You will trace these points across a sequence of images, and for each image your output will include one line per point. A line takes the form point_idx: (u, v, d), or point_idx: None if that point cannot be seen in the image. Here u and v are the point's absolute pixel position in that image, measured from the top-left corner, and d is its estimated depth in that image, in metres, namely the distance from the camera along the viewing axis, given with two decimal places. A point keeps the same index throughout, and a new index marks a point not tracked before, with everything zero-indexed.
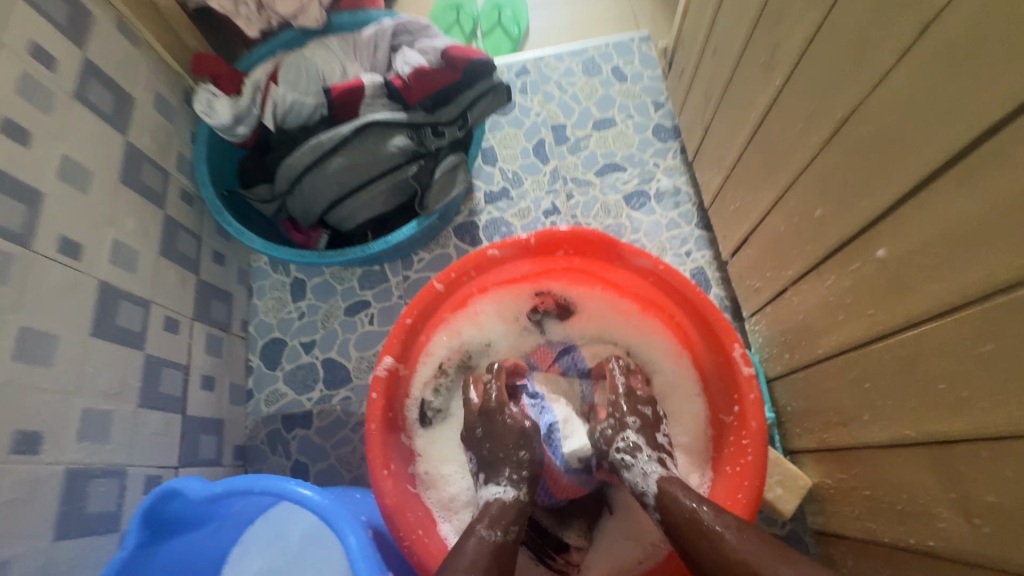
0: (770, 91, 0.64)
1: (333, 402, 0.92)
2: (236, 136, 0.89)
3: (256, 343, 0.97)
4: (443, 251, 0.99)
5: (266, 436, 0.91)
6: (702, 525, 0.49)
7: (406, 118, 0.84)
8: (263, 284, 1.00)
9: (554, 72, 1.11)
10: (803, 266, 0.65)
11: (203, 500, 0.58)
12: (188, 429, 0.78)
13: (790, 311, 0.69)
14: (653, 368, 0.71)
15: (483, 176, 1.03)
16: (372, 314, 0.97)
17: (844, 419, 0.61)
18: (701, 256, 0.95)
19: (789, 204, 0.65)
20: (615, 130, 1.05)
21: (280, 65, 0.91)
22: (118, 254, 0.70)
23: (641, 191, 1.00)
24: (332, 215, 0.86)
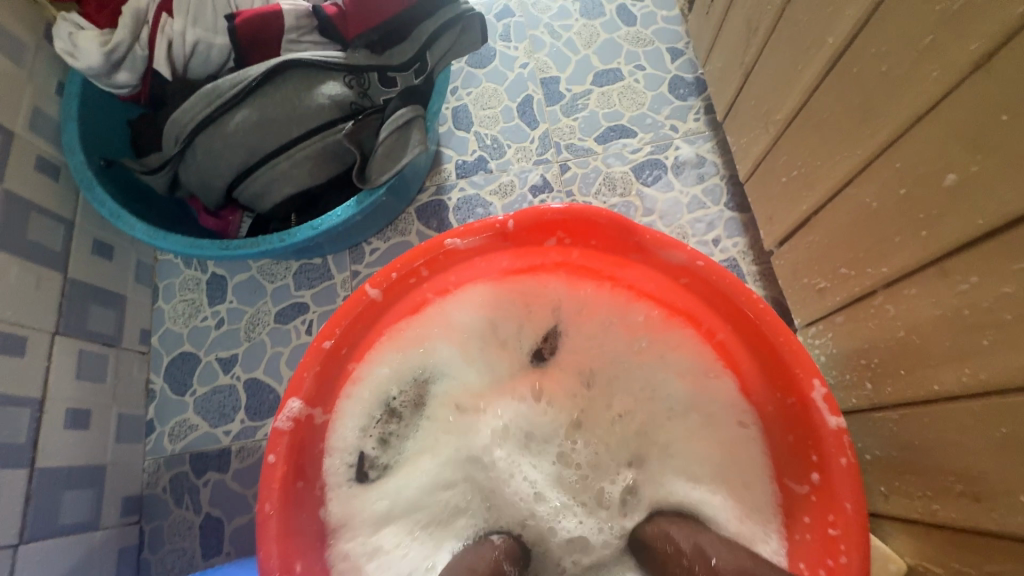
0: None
1: (257, 437, 0.70)
2: (118, 86, 0.67)
3: (161, 359, 0.75)
4: (401, 239, 0.77)
5: (169, 482, 0.70)
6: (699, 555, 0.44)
7: (343, 59, 0.63)
8: (172, 284, 0.78)
9: (544, 12, 0.88)
10: (909, 260, 0.44)
11: None
12: (40, 487, 0.57)
13: (882, 325, 0.48)
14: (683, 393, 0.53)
15: (454, 142, 0.81)
16: (309, 322, 0.75)
17: (978, 493, 0.40)
18: (734, 245, 0.74)
19: (891, 168, 0.43)
20: (621, 85, 0.83)
21: None
22: None
23: (655, 162, 0.78)
24: (242, 192, 0.63)
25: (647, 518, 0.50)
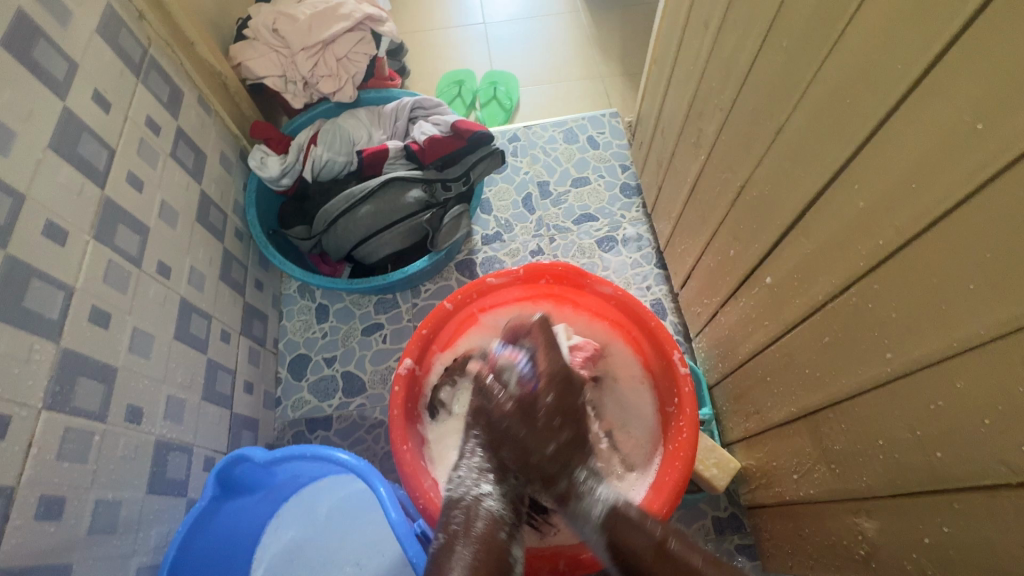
0: (699, 164, 0.88)
1: (350, 408, 1.08)
2: (280, 185, 1.10)
3: (285, 357, 1.13)
4: (445, 282, 1.19)
5: (292, 436, 1.06)
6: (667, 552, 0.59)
7: (422, 176, 1.06)
8: (292, 308, 1.18)
9: (540, 139, 1.36)
10: (725, 292, 0.86)
11: (263, 464, 0.74)
12: (233, 424, 0.94)
13: (720, 328, 0.89)
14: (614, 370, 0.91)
15: (481, 222, 1.25)
16: (385, 335, 1.15)
17: (759, 408, 0.80)
18: (659, 290, 1.16)
19: (715, 245, 0.86)
20: (589, 187, 1.29)
21: (319, 131, 1.13)
22: (193, 276, 0.88)
23: (610, 237, 1.22)
24: (359, 250, 1.05)
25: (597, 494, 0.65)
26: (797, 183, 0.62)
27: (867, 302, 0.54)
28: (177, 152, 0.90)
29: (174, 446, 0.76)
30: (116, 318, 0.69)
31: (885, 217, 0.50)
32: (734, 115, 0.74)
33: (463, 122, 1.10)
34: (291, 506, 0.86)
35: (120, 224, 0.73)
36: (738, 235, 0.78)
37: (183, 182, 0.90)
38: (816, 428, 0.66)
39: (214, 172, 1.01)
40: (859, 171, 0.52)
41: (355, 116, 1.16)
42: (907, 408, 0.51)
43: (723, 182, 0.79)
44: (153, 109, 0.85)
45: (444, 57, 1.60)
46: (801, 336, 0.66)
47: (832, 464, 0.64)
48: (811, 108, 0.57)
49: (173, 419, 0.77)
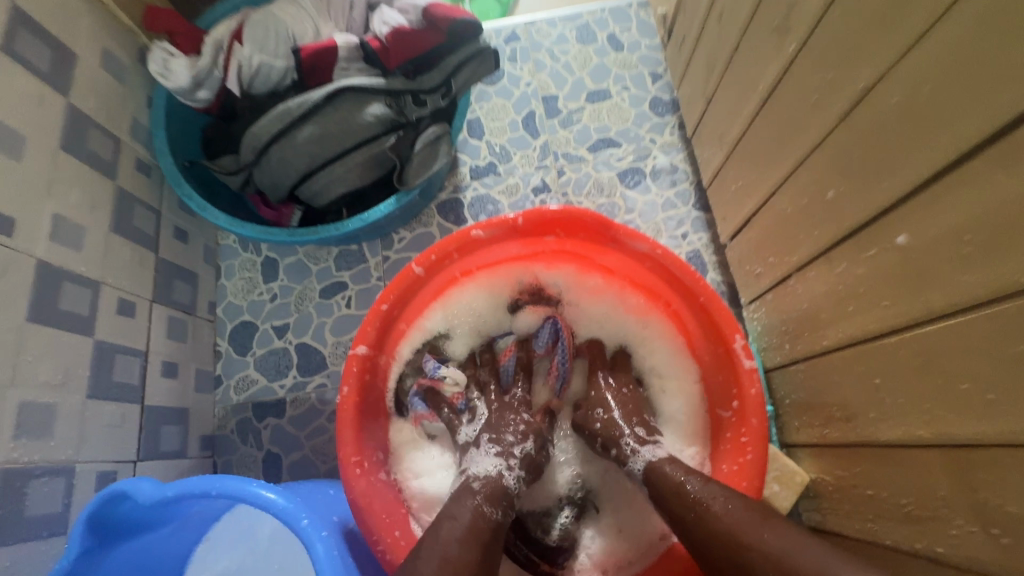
0: (782, 58, 0.59)
1: (308, 389, 0.86)
2: (197, 101, 0.82)
3: (224, 326, 0.90)
4: (425, 230, 0.93)
5: (235, 425, 0.85)
6: (688, 496, 0.51)
7: (384, 84, 0.77)
8: (232, 264, 0.94)
9: (546, 38, 1.04)
10: (809, 252, 0.60)
11: (155, 505, 0.53)
12: (149, 420, 0.72)
13: (794, 299, 0.65)
14: (643, 350, 0.69)
15: (469, 150, 0.97)
16: (349, 297, 0.91)
17: (848, 415, 0.57)
18: (699, 239, 0.90)
19: (798, 183, 0.60)
20: (610, 103, 0.99)
21: (245, 22, 0.82)
22: (61, 230, 0.63)
23: (636, 169, 0.95)
24: (303, 190, 0.79)
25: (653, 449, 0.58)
26: None
27: None
28: (17, 48, 0.61)
29: (39, 472, 0.55)
30: None
31: None
32: None
33: (439, 5, 0.78)
34: (225, 528, 0.64)
35: None
36: (847, 169, 0.51)
37: (32, 93, 0.62)
38: (970, 473, 0.44)
39: (93, 78, 0.73)
40: None
41: (294, 2, 0.85)
42: None
43: (829, 86, 0.52)
44: None
45: None
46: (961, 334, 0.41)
47: (995, 529, 0.43)
48: None
49: (34, 434, 0.56)
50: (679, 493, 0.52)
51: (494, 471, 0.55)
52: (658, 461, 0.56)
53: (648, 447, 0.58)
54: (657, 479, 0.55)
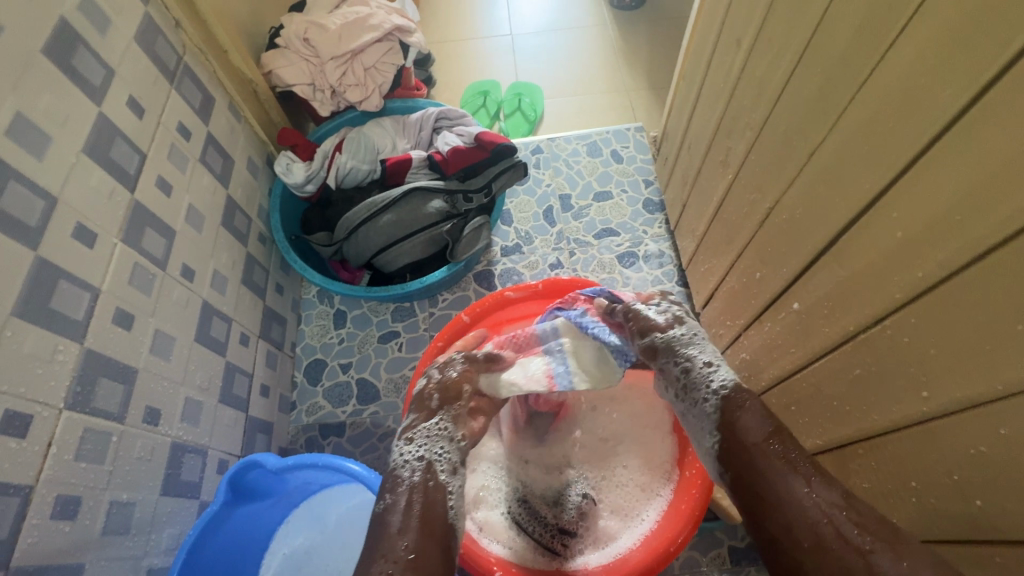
0: (726, 182, 0.86)
1: (364, 415, 1.08)
2: (304, 192, 1.11)
3: (301, 362, 1.14)
4: (463, 293, 1.18)
5: (304, 441, 1.06)
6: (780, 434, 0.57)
7: (444, 186, 1.06)
8: (311, 313, 1.19)
9: (563, 151, 1.35)
10: (749, 315, 0.83)
11: (277, 471, 0.74)
12: (248, 427, 0.94)
13: (743, 351, 0.87)
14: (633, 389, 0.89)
15: (501, 233, 1.24)
16: (401, 343, 1.15)
17: None
18: (680, 308, 1.13)
19: (740, 266, 0.84)
20: (611, 201, 1.27)
21: (344, 138, 1.15)
22: (216, 279, 0.90)
23: (632, 253, 1.20)
24: (379, 258, 1.06)
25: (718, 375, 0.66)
26: (829, 207, 0.59)
27: (903, 337, 0.51)
28: (206, 158, 0.91)
29: (189, 449, 0.77)
30: (139, 320, 0.71)
31: (926, 248, 0.47)
32: (764, 136, 0.72)
33: (486, 133, 1.09)
34: (299, 515, 0.85)
35: (148, 227, 0.75)
36: (765, 258, 0.75)
37: (211, 187, 0.92)
38: (843, 464, 0.63)
39: (241, 176, 1.03)
40: (899, 200, 0.50)
41: (381, 126, 1.17)
42: (945, 452, 0.48)
43: (751, 202, 0.78)
44: (184, 116, 0.87)
45: (471, 67, 1.60)
46: (829, 367, 0.63)
47: (861, 503, 0.61)
48: (847, 130, 0.55)
49: (190, 421, 0.78)
50: (775, 439, 0.58)
51: (427, 458, 0.68)
52: (740, 390, 0.64)
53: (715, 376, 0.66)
54: (734, 413, 0.62)
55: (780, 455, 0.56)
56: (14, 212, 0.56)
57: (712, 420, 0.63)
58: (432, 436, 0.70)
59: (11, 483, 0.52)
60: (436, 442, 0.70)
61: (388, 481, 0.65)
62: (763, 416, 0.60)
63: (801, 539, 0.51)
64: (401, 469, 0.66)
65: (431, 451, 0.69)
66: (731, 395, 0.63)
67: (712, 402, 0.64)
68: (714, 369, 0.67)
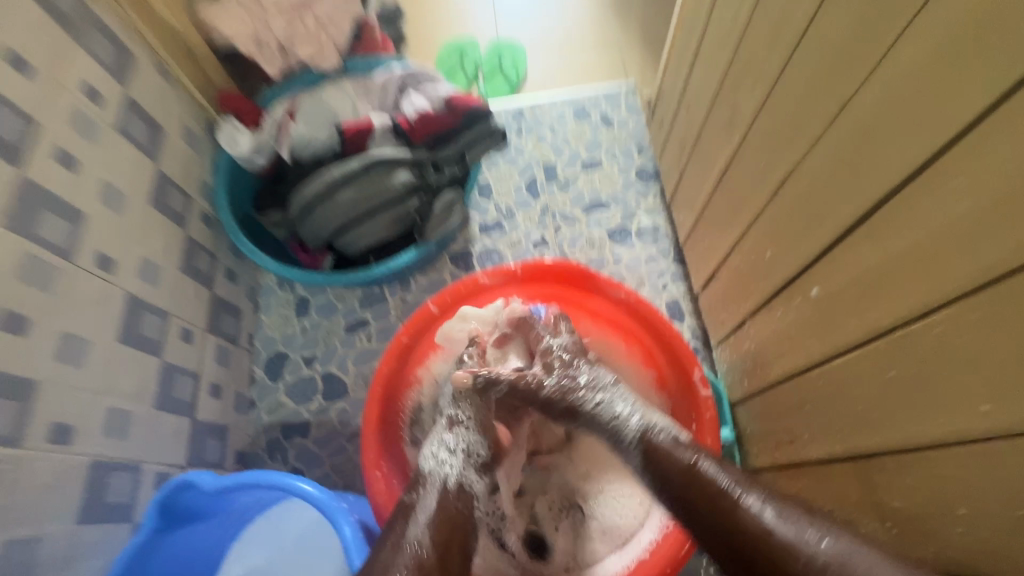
0: (731, 147, 0.75)
1: (331, 414, 0.98)
2: (254, 166, 0.98)
3: (261, 356, 1.03)
4: (438, 276, 1.07)
5: (266, 443, 0.97)
6: (703, 475, 0.53)
7: (410, 156, 0.94)
8: (270, 301, 1.07)
9: (547, 116, 1.22)
10: (757, 299, 0.73)
11: (213, 493, 0.64)
12: (196, 433, 0.84)
13: (747, 341, 0.77)
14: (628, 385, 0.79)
15: (479, 208, 1.12)
16: (370, 333, 1.04)
17: (791, 438, 0.68)
18: (677, 289, 1.03)
19: (747, 245, 0.73)
20: (601, 171, 1.15)
21: (298, 104, 1.01)
22: (145, 269, 0.78)
23: (623, 228, 1.09)
24: (339, 240, 0.94)
25: (625, 418, 0.61)
26: (863, 175, 0.48)
27: (957, 337, 0.41)
28: (126, 127, 0.78)
29: (116, 467, 0.67)
30: (36, 323, 0.59)
31: (1000, 228, 0.36)
32: (779, 89, 0.60)
33: (457, 95, 0.97)
34: None
35: (45, 211, 0.62)
36: (778, 236, 0.65)
37: (134, 162, 0.78)
38: (869, 476, 0.54)
39: (176, 148, 0.89)
40: (961, 165, 0.38)
41: (338, 88, 1.04)
42: (1006, 479, 0.39)
43: (762, 170, 0.66)
44: (94, 76, 0.73)
45: (446, 24, 1.45)
46: (856, 367, 0.53)
47: (889, 523, 0.52)
48: (890, 78, 0.44)
49: (115, 435, 0.68)
50: (697, 472, 0.54)
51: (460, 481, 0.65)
52: (652, 432, 0.59)
53: (620, 411, 0.62)
54: (658, 455, 0.57)
55: (719, 487, 0.52)
56: None
57: (635, 458, 0.59)
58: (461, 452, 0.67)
59: None
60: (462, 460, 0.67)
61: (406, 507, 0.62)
62: (691, 448, 0.56)
63: (744, 547, 0.48)
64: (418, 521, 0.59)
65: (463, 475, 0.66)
66: (654, 429, 0.59)
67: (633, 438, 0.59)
68: (626, 418, 0.61)
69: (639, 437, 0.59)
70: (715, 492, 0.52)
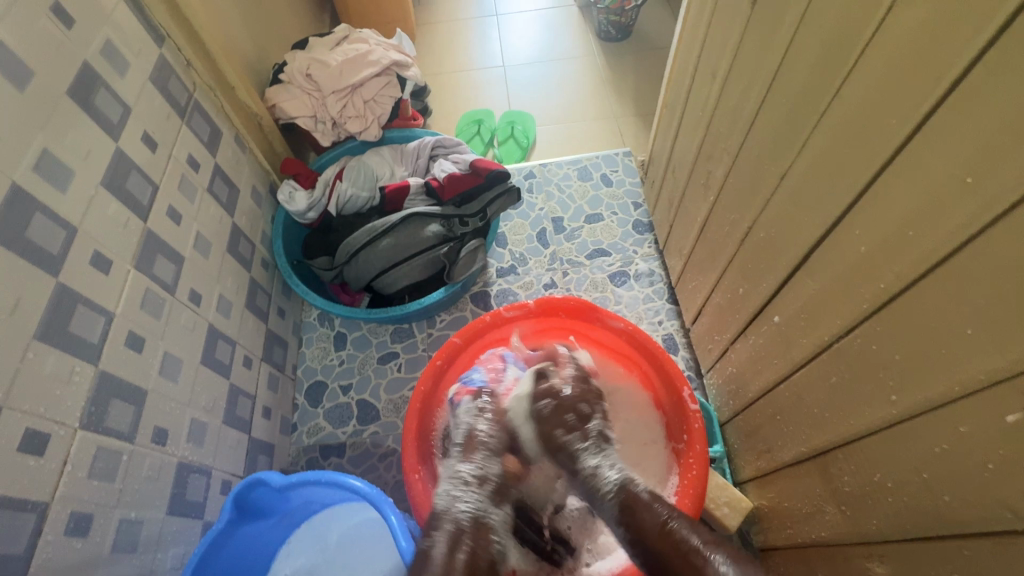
0: (708, 204, 0.91)
1: (364, 435, 1.10)
2: (306, 219, 1.15)
3: (302, 384, 1.16)
4: (460, 313, 1.22)
5: (305, 462, 1.08)
6: (677, 535, 0.63)
7: (440, 211, 1.10)
8: (311, 336, 1.22)
9: (555, 176, 1.40)
10: (736, 328, 0.86)
11: (280, 489, 0.76)
12: (251, 448, 0.96)
13: (730, 364, 0.90)
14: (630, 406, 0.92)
15: (496, 255, 1.29)
16: (400, 363, 1.17)
17: (770, 447, 0.80)
18: (671, 325, 1.17)
19: (725, 283, 0.88)
20: (603, 223, 1.32)
21: (344, 167, 1.19)
22: (221, 303, 0.93)
23: (623, 272, 1.24)
24: (379, 281, 1.10)
25: (609, 475, 0.71)
26: (801, 225, 0.64)
27: (872, 344, 0.55)
28: (213, 189, 0.95)
29: (194, 469, 0.79)
30: (149, 343, 0.73)
31: (887, 262, 0.51)
32: (740, 160, 0.77)
33: (481, 160, 1.15)
34: (301, 533, 0.86)
35: (158, 254, 0.78)
36: (746, 274, 0.79)
37: (217, 216, 0.95)
38: (826, 468, 0.65)
39: (246, 205, 1.07)
40: (860, 218, 0.54)
41: (379, 154, 1.23)
42: (915, 452, 0.51)
43: (732, 222, 0.82)
44: (194, 149, 0.91)
45: (465, 98, 1.68)
46: (810, 377, 0.66)
47: (843, 506, 0.64)
48: (811, 156, 0.60)
49: (195, 441, 0.80)
50: (667, 532, 0.63)
51: (475, 508, 0.69)
52: (630, 486, 0.69)
53: (605, 469, 0.72)
54: (635, 509, 0.66)
55: (691, 546, 0.61)
56: (37, 241, 0.59)
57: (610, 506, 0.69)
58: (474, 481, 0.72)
59: (29, 499, 0.54)
60: (473, 485, 0.72)
61: (446, 527, 0.66)
62: (666, 506, 0.66)
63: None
64: (449, 516, 0.68)
65: (475, 504, 0.70)
66: (631, 484, 0.70)
67: (612, 487, 0.70)
68: (605, 473, 0.72)
69: (618, 488, 0.69)
70: (684, 551, 0.61)
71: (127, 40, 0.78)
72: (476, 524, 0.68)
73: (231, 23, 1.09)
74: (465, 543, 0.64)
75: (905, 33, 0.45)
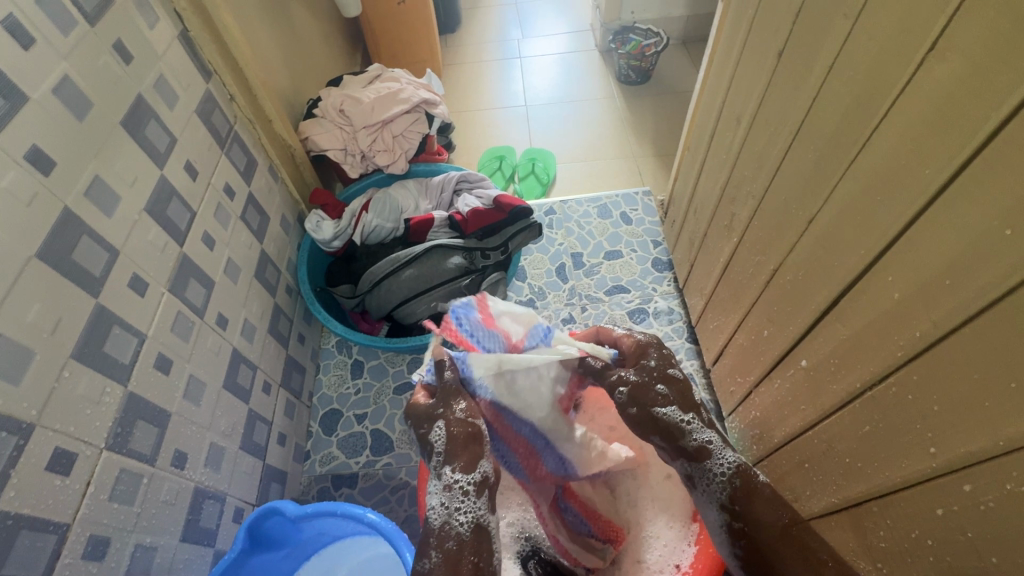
0: (731, 244, 0.91)
1: (377, 466, 1.08)
2: (330, 247, 1.17)
3: (317, 411, 1.16)
4: None
5: (317, 491, 1.06)
6: (793, 531, 0.57)
7: (463, 244, 1.12)
8: (329, 362, 1.22)
9: (575, 213, 1.42)
10: (759, 371, 0.85)
11: (294, 519, 0.75)
12: (264, 475, 0.95)
13: (753, 407, 0.88)
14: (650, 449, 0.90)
15: (515, 288, 1.29)
16: (416, 394, 1.17)
17: (796, 496, 0.77)
18: (691, 364, 1.15)
19: (748, 324, 0.87)
20: (621, 260, 1.33)
21: (370, 198, 1.22)
22: (245, 329, 0.94)
23: (642, 309, 1.24)
24: (400, 310, 1.10)
25: (724, 454, 0.65)
26: (829, 270, 0.64)
27: (908, 394, 0.54)
28: (246, 216, 0.98)
29: (210, 495, 0.78)
30: (176, 365, 0.74)
31: (923, 310, 0.50)
32: (765, 204, 0.78)
33: (505, 196, 1.18)
34: (310, 566, 0.84)
35: (191, 278, 0.80)
36: (771, 317, 0.79)
37: (248, 242, 0.98)
38: (859, 521, 0.63)
39: (275, 232, 1.09)
40: (893, 265, 0.54)
41: (404, 186, 1.26)
42: (957, 509, 0.49)
43: (757, 263, 0.82)
44: (231, 177, 0.94)
45: (488, 134, 1.73)
46: (840, 425, 0.65)
47: (878, 563, 0.61)
48: (841, 202, 0.60)
49: (212, 466, 0.80)
50: (786, 531, 0.58)
51: (476, 511, 0.64)
52: (746, 468, 0.63)
53: (722, 448, 0.65)
54: (746, 497, 0.62)
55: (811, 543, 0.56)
56: (82, 263, 0.61)
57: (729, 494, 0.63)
58: (474, 488, 0.65)
59: (51, 520, 0.54)
60: (465, 493, 0.65)
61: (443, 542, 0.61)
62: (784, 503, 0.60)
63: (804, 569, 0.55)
64: (451, 531, 0.62)
65: (469, 513, 0.63)
66: (749, 467, 0.63)
67: (727, 469, 0.64)
68: (719, 450, 0.65)
69: (733, 470, 0.64)
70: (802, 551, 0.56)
71: (178, 75, 0.82)
72: (478, 535, 0.62)
73: (272, 60, 1.14)
74: (466, 559, 0.59)
75: (939, 89, 0.46)
